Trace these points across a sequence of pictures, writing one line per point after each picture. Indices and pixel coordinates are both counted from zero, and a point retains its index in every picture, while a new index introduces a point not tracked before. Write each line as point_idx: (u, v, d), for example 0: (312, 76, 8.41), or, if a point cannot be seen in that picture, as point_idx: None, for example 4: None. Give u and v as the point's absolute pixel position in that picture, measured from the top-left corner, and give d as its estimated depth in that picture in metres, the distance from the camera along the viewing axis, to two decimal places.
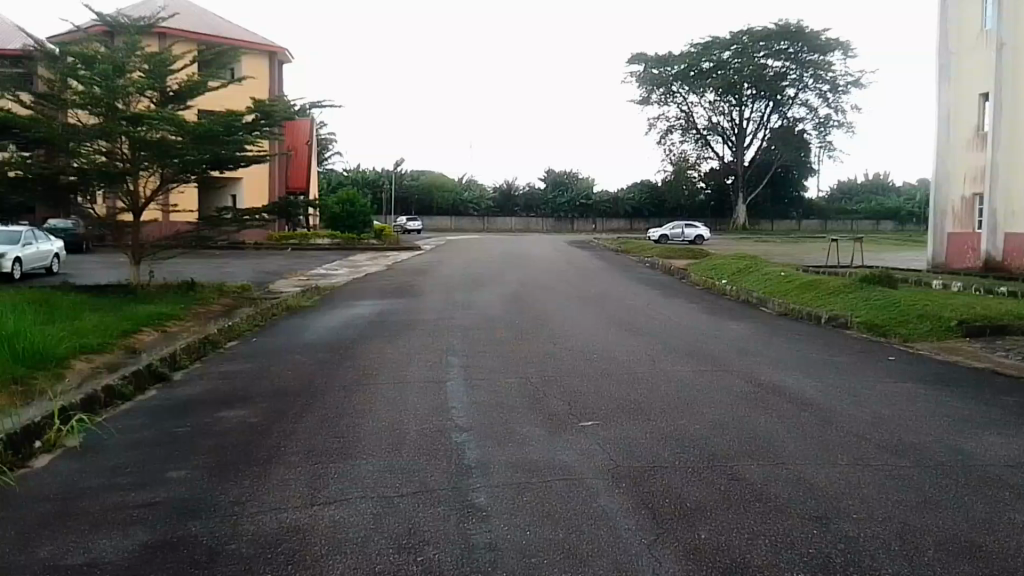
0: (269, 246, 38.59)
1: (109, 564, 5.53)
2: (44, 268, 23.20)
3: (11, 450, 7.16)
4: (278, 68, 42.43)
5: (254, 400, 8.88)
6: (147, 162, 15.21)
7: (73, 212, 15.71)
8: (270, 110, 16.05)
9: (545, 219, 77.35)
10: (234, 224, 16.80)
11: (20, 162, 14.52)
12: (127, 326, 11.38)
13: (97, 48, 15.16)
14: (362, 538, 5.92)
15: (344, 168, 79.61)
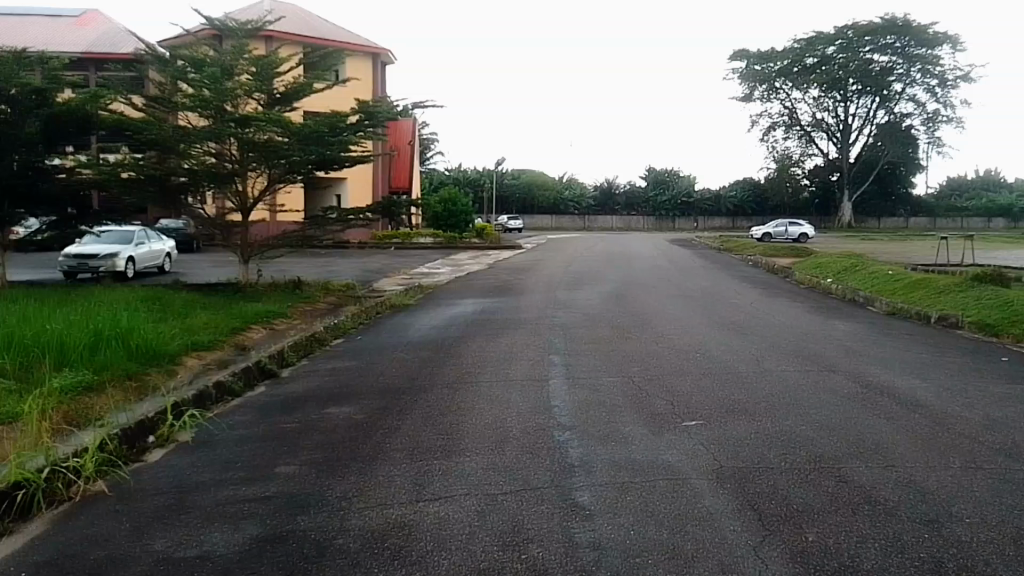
0: (373, 246, 39.09)
1: (222, 557, 5.65)
2: (156, 267, 23.91)
3: (125, 445, 7.36)
4: (381, 69, 43.14)
5: (365, 396, 9.01)
6: (255, 163, 15.62)
7: (184, 212, 16.22)
8: (374, 110, 16.14)
9: (644, 218, 77.37)
10: (338, 224, 17.02)
11: (132, 164, 15.00)
12: (237, 322, 11.74)
13: (205, 51, 15.67)
14: (467, 534, 5.95)
15: (445, 167, 81.28)
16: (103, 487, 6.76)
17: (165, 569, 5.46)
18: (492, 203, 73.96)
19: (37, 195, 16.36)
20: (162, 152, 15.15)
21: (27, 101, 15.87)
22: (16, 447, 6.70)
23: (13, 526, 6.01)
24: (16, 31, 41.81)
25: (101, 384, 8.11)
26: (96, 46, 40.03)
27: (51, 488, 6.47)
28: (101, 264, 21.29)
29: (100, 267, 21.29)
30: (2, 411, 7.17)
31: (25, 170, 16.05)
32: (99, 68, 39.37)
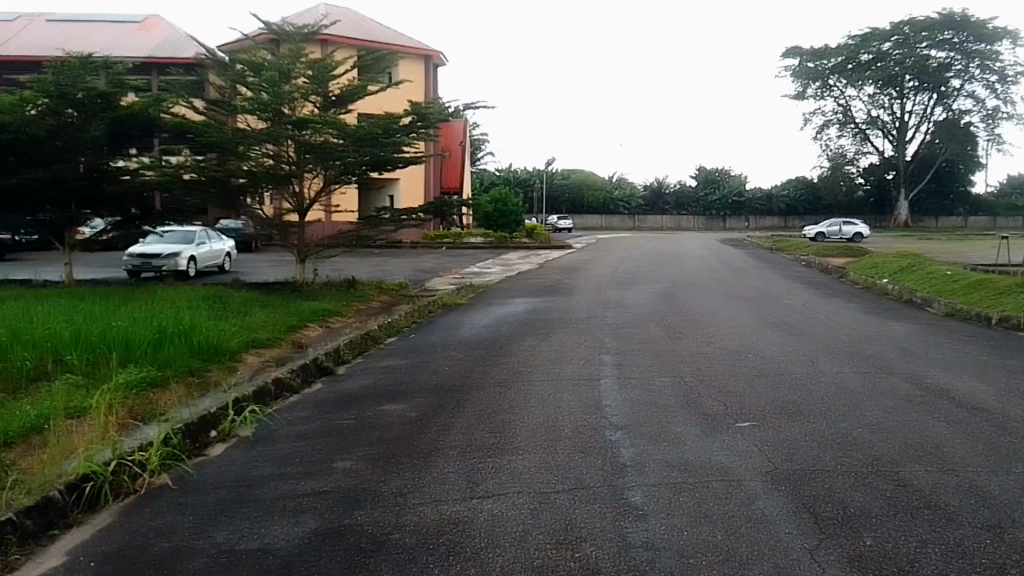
0: (426, 246, 39.42)
1: (282, 550, 5.78)
2: (217, 266, 24.46)
3: (189, 439, 7.55)
4: (433, 71, 43.56)
5: (418, 393, 9.13)
6: (311, 165, 15.98)
7: (243, 213, 16.68)
8: (426, 111, 16.27)
9: (694, 217, 77.02)
10: (391, 224, 17.23)
11: (194, 166, 15.49)
12: (293, 320, 12.00)
13: (263, 56, 16.04)
14: (520, 532, 5.99)
15: (495, 168, 81.95)
16: (167, 479, 6.95)
17: (227, 561, 5.61)
18: (543, 202, 74.27)
19: (103, 197, 16.93)
20: (222, 154, 15.57)
21: (92, 105, 16.20)
22: (85, 439, 6.95)
23: (82, 517, 6.25)
24: (89, 36, 43.33)
25: (164, 381, 8.36)
26: (158, 51, 41.14)
27: (118, 480, 6.70)
28: (166, 263, 21.94)
29: (163, 266, 21.92)
30: (73, 404, 7.44)
31: (90, 174, 16.61)
32: (161, 72, 40.59)
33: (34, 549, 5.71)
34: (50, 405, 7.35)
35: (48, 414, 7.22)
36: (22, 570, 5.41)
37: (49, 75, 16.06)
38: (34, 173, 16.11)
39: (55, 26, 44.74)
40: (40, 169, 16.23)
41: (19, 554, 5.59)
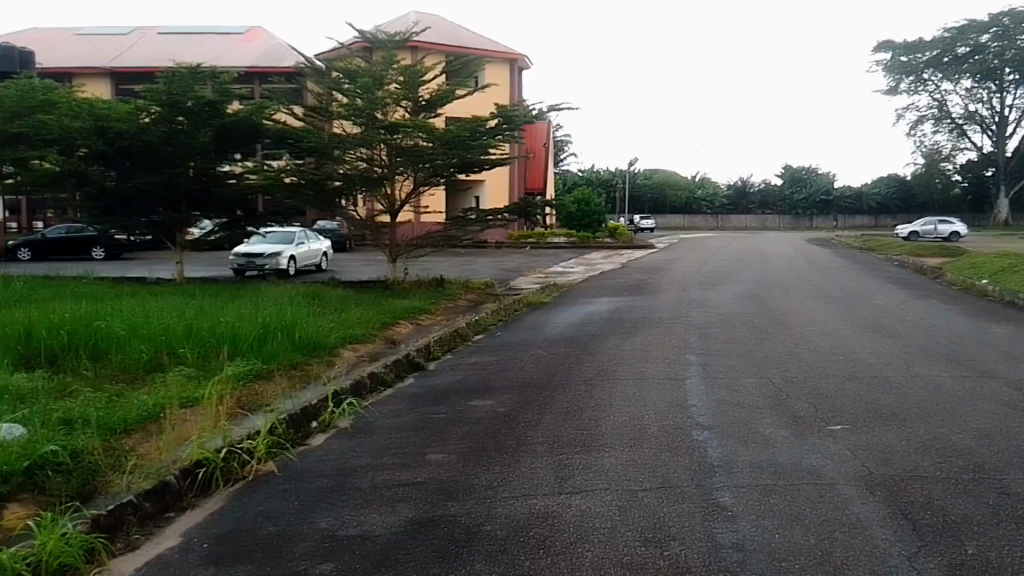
0: (510, 245, 39.92)
1: (381, 537, 6.04)
2: (314, 265, 25.46)
3: (293, 429, 7.96)
4: (518, 75, 44.11)
5: (508, 389, 9.36)
6: (402, 167, 16.49)
7: (338, 216, 17.34)
8: (511, 113, 16.57)
9: (781, 216, 75.65)
10: (478, 224, 17.58)
11: (295, 169, 16.37)
12: (386, 316, 12.48)
13: (357, 62, 16.51)
14: (608, 528, 6.08)
15: (577, 168, 82.46)
16: (273, 466, 7.34)
17: (330, 545, 5.91)
18: (626, 203, 74.29)
19: (213, 199, 17.88)
20: (319, 159, 16.42)
21: (201, 114, 17.10)
22: (199, 427, 7.43)
23: (195, 500, 6.72)
24: (196, 47, 45.54)
25: (268, 373, 8.84)
26: (260, 61, 43.02)
27: (228, 467, 7.12)
28: (268, 263, 22.89)
29: (266, 264, 22.88)
30: (187, 394, 7.95)
31: (200, 177, 17.53)
32: (263, 81, 42.50)
33: (153, 530, 6.20)
34: (167, 394, 7.87)
35: (167, 402, 7.75)
36: (143, 549, 5.88)
37: (161, 84, 16.99)
38: (149, 177, 17.12)
39: (168, 39, 47.26)
40: (153, 175, 17.21)
41: (140, 534, 6.09)
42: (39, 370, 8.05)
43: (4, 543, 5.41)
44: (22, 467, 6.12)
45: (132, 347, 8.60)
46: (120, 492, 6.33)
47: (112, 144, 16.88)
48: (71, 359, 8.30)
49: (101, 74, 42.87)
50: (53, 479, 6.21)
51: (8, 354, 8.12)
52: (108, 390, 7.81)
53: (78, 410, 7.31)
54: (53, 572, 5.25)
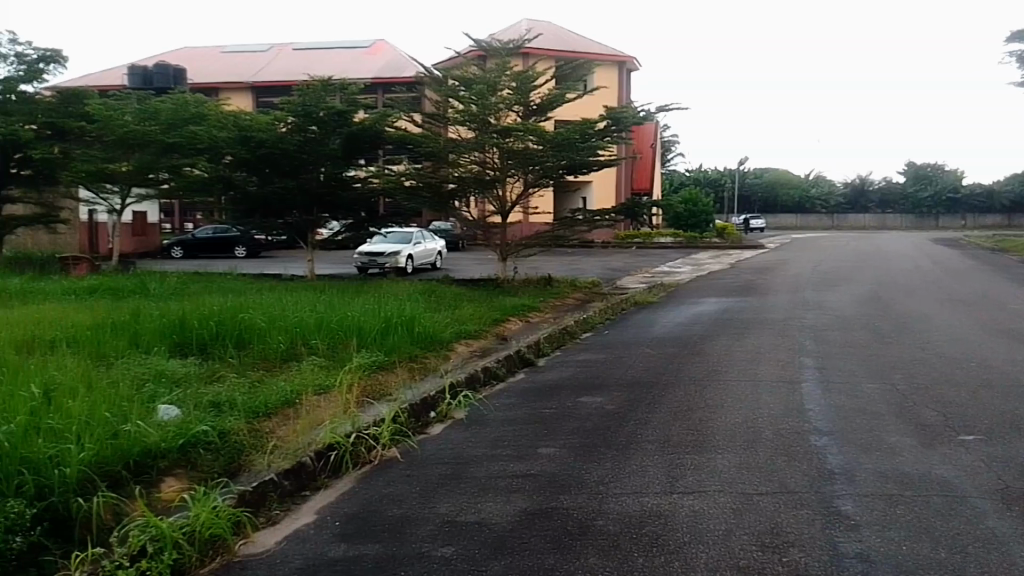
0: (617, 245, 40.02)
1: (497, 525, 6.34)
2: (430, 263, 26.54)
3: (413, 418, 8.45)
4: (626, 76, 43.90)
5: (619, 386, 9.53)
6: (512, 170, 17.10)
7: (452, 216, 17.97)
8: (621, 116, 16.90)
9: (904, 216, 71.64)
10: (586, 224, 17.88)
11: (415, 173, 17.22)
12: (496, 313, 12.93)
13: (472, 70, 17.12)
14: (724, 530, 6.10)
15: (685, 168, 81.89)
16: (396, 453, 7.84)
17: (451, 529, 6.28)
18: (735, 203, 72.66)
19: (340, 203, 19.02)
20: (436, 162, 17.12)
21: (331, 123, 18.25)
22: (331, 413, 8.05)
23: (328, 481, 7.28)
24: (327, 61, 48.35)
25: (389, 366, 9.41)
26: (383, 72, 45.12)
27: (357, 451, 7.67)
28: (388, 261, 24.13)
29: (386, 263, 24.12)
30: (320, 381, 8.61)
31: (329, 181, 18.75)
32: (386, 91, 44.67)
33: (291, 506, 6.79)
34: (303, 382, 8.55)
35: (302, 389, 8.41)
36: (283, 524, 6.47)
37: (297, 96, 18.25)
38: (286, 182, 18.48)
39: (302, 54, 50.41)
40: (289, 180, 18.56)
41: (279, 510, 6.69)
42: (189, 356, 8.92)
43: (167, 512, 6.09)
44: (179, 445, 6.83)
45: (266, 338, 9.36)
46: (261, 471, 6.98)
47: (254, 152, 18.20)
48: (217, 347, 9.13)
49: (244, 88, 46.22)
50: (204, 457, 6.92)
51: (166, 341, 9.02)
52: (251, 376, 8.57)
53: (225, 395, 8.07)
54: (206, 542, 5.85)
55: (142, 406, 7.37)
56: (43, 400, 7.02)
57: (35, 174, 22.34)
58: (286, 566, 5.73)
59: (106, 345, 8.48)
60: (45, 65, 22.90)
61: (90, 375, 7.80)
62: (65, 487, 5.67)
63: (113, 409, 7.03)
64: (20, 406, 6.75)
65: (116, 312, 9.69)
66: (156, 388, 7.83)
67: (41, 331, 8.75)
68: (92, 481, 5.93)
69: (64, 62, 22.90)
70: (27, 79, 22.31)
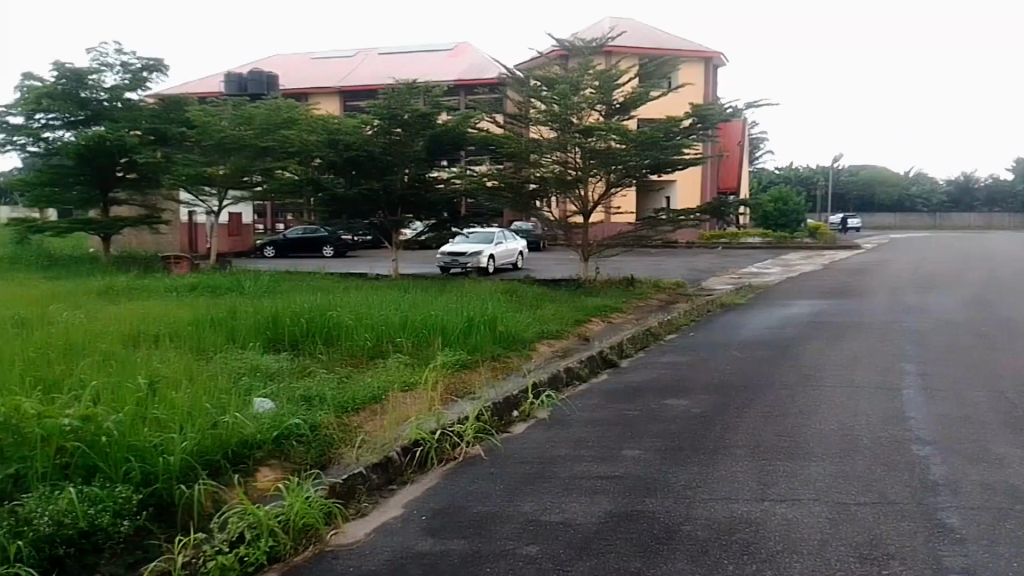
0: (702, 245, 39.48)
1: (582, 526, 6.30)
2: (511, 263, 26.84)
3: (496, 417, 8.54)
4: (713, 72, 43.14)
5: (705, 389, 9.37)
6: (595, 169, 16.93)
7: (533, 216, 18.08)
8: (708, 113, 16.62)
9: (1011, 215, 70.02)
10: (669, 224, 17.69)
11: (496, 174, 17.46)
12: (579, 314, 12.95)
13: (555, 71, 17.22)
14: (818, 539, 5.87)
15: (774, 167, 81.04)
16: (479, 451, 7.94)
17: (535, 529, 6.29)
18: (829, 202, 71.24)
19: (423, 203, 19.47)
20: (518, 163, 17.24)
21: (416, 125, 18.56)
22: (416, 409, 8.22)
23: (414, 476, 7.43)
24: (413, 64, 49.36)
25: (473, 364, 9.55)
26: (466, 74, 45.81)
27: (442, 447, 7.81)
28: (470, 261, 24.53)
29: (468, 263, 24.53)
30: (405, 378, 8.81)
31: (413, 183, 19.18)
32: (468, 93, 45.28)
33: (379, 499, 6.96)
34: (390, 378, 8.76)
35: (388, 385, 8.63)
36: (371, 516, 6.64)
37: (383, 100, 18.60)
38: (372, 184, 18.96)
39: (390, 58, 51.73)
40: (375, 181, 19.05)
41: (368, 502, 6.87)
42: (281, 352, 9.25)
43: (262, 501, 6.34)
44: (273, 436, 7.10)
45: (352, 335, 9.63)
46: (350, 464, 7.19)
47: (342, 155, 18.69)
48: (307, 343, 9.46)
49: (333, 93, 47.64)
50: (296, 449, 7.16)
51: (261, 337, 9.41)
52: (340, 372, 8.83)
53: (316, 390, 8.34)
54: (299, 531, 6.07)
55: (240, 399, 7.69)
56: (149, 391, 7.39)
57: (140, 177, 23.67)
58: (376, 557, 5.89)
59: (205, 340, 8.90)
60: (148, 74, 24.21)
61: (190, 368, 8.19)
62: (169, 474, 5.98)
63: (212, 401, 7.37)
64: (129, 397, 7.14)
65: (215, 308, 10.18)
66: (252, 381, 8.17)
67: (146, 327, 9.26)
68: (193, 469, 6.23)
69: (164, 71, 24.17)
70: (132, 88, 23.62)
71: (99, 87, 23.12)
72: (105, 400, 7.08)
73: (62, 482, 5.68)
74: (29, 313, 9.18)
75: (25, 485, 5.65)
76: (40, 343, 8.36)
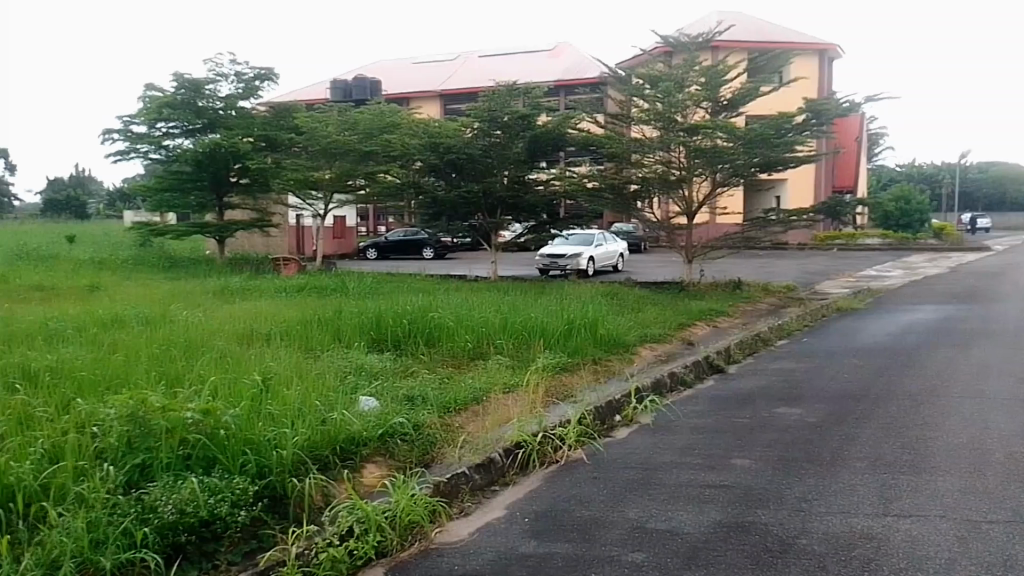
0: (813, 245, 38.38)
1: (690, 536, 6.06)
2: (611, 266, 26.85)
3: (599, 420, 8.47)
4: (827, 65, 41.67)
5: (818, 398, 9.01)
6: (700, 169, 16.66)
7: (634, 217, 18.05)
8: (822, 108, 16.50)
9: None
10: (780, 225, 17.46)
11: (597, 175, 17.67)
12: (683, 317, 12.79)
13: (658, 68, 17.17)
14: (946, 558, 5.46)
15: (895, 164, 78.36)
16: (581, 454, 7.88)
17: (641, 536, 6.10)
18: (956, 201, 68.44)
19: (522, 205, 19.59)
20: (619, 164, 17.35)
21: (516, 127, 18.74)
22: (519, 411, 8.27)
23: (516, 478, 7.43)
24: (513, 66, 49.94)
25: (573, 366, 9.58)
26: (566, 74, 46.04)
27: (544, 450, 7.79)
28: (570, 263, 24.67)
29: (568, 266, 24.61)
30: (507, 380, 8.88)
31: (513, 185, 19.31)
32: (568, 93, 45.43)
33: (481, 499, 6.99)
34: (492, 380, 8.85)
35: (489, 387, 8.71)
36: (474, 515, 6.68)
37: (483, 102, 18.81)
38: (471, 186, 19.20)
39: (490, 60, 52.57)
40: (475, 184, 19.27)
41: (471, 502, 6.91)
42: (384, 352, 9.48)
43: (370, 496, 6.46)
44: (379, 434, 7.24)
45: (453, 336, 9.77)
46: (452, 464, 7.25)
47: (443, 157, 18.92)
48: (409, 344, 9.67)
49: (433, 96, 48.57)
50: (401, 447, 7.28)
51: (365, 336, 9.66)
52: (442, 373, 8.97)
53: (418, 390, 8.47)
54: (406, 527, 6.15)
55: (346, 397, 7.89)
56: (263, 388, 7.67)
57: (251, 182, 24.92)
58: (480, 557, 5.88)
59: (313, 339, 9.21)
60: (260, 83, 25.34)
61: (300, 366, 8.47)
62: (282, 468, 6.13)
63: (322, 398, 7.59)
64: (244, 393, 7.41)
65: (322, 309, 10.51)
66: (357, 380, 8.38)
67: (258, 326, 9.66)
68: (303, 463, 6.39)
69: (275, 79, 25.21)
70: (245, 96, 24.78)
71: (215, 97, 24.29)
72: (223, 395, 7.39)
73: (184, 472, 5.79)
74: (154, 313, 9.77)
75: (150, 475, 5.76)
76: (162, 340, 8.85)
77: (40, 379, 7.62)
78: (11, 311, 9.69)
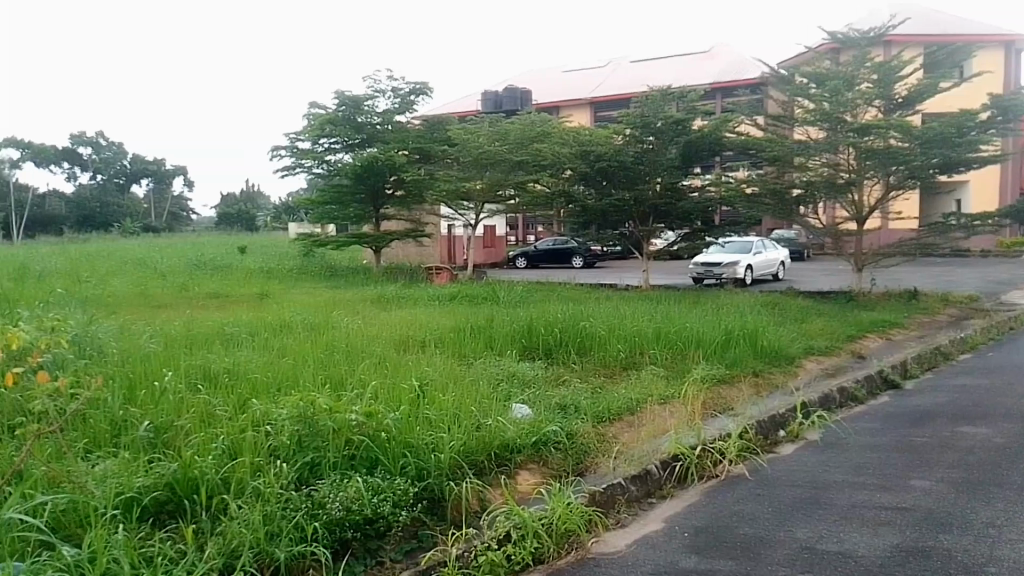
0: (998, 252, 35.65)
1: (865, 558, 5.62)
2: (770, 274, 26.24)
3: (762, 435, 8.23)
4: (1015, 57, 38.65)
5: (1006, 418, 8.31)
6: (871, 171, 16.06)
7: (797, 223, 17.54)
8: (1009, 104, 16.00)
9: None
10: (963, 230, 16.49)
11: (756, 180, 17.30)
12: (852, 329, 12.24)
13: (826, 66, 16.67)
14: None
15: None
16: (743, 469, 7.63)
17: (809, 556, 5.71)
18: None
19: (676, 211, 19.36)
20: (781, 168, 16.90)
21: (669, 132, 18.53)
22: (675, 423, 8.14)
23: (673, 490, 7.25)
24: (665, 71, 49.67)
25: (731, 378, 9.39)
26: (723, 75, 45.05)
27: (703, 463, 7.59)
28: (725, 272, 24.22)
29: (723, 274, 24.22)
30: (662, 391, 8.81)
31: (665, 192, 19.10)
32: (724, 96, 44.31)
33: (638, 511, 6.83)
34: (646, 391, 8.80)
35: (643, 397, 8.67)
36: (632, 526, 6.53)
37: (634, 109, 18.66)
38: (623, 194, 19.12)
39: (638, 66, 52.52)
40: (625, 191, 19.14)
41: (627, 514, 6.75)
42: (535, 360, 9.62)
43: (526, 502, 6.48)
44: (533, 442, 7.24)
45: (603, 346, 9.82)
46: (607, 473, 7.15)
47: (592, 165, 19.00)
48: (560, 352, 9.79)
49: (583, 104, 48.73)
50: (555, 455, 7.25)
51: (517, 345, 9.85)
52: (593, 383, 8.99)
53: (571, 399, 8.50)
54: (562, 535, 6.03)
55: (500, 404, 8.00)
56: (420, 393, 7.89)
57: (406, 194, 25.83)
58: (638, 569, 5.68)
59: (464, 346, 9.46)
60: (414, 96, 26.27)
61: (455, 372, 8.68)
62: (440, 471, 6.17)
63: (479, 405, 7.70)
64: (404, 396, 7.67)
65: (472, 317, 10.79)
66: (511, 388, 8.48)
67: (412, 333, 10.05)
68: (461, 467, 6.42)
69: (428, 93, 26.04)
70: (400, 111, 25.78)
71: (373, 112, 25.21)
72: (385, 398, 7.65)
73: (350, 472, 5.90)
74: (312, 319, 10.35)
75: (319, 472, 5.87)
76: (323, 344, 9.35)
77: (219, 379, 8.20)
78: (193, 315, 10.68)
